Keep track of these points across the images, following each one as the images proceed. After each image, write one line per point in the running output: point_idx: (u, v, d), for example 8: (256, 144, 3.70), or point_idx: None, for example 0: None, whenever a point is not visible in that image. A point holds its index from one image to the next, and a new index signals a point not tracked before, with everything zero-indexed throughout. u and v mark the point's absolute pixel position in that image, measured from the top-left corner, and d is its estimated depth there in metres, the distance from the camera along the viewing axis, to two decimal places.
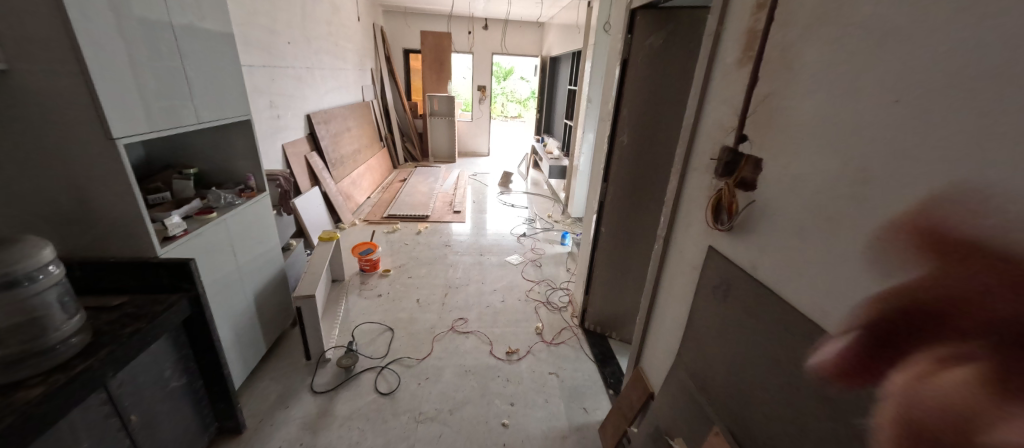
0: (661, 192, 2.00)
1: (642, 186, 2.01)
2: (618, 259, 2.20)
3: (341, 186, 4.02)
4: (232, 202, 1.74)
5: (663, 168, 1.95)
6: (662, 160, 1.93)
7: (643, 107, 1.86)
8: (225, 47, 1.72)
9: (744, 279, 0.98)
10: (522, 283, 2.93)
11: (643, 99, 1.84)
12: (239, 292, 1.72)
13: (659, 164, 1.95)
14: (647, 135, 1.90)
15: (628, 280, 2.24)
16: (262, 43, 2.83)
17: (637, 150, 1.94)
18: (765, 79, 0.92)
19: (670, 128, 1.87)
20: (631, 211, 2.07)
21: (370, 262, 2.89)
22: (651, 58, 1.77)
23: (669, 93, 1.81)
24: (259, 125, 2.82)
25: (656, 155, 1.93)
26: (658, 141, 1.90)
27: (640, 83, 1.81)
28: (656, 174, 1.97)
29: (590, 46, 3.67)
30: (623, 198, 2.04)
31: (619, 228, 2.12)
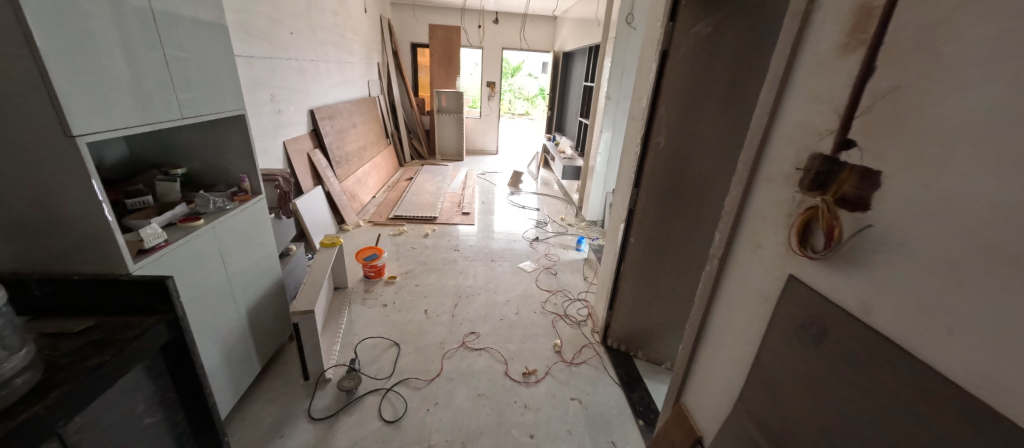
0: (700, 202, 1.77)
1: (678, 195, 1.80)
2: (648, 272, 2.00)
3: (345, 185, 3.83)
4: (222, 207, 1.55)
5: (703, 175, 1.72)
6: (702, 165, 1.70)
7: (683, 104, 1.65)
8: (217, 34, 1.52)
9: (847, 323, 0.78)
10: (537, 293, 2.72)
11: (684, 96, 1.64)
12: (228, 308, 1.54)
13: (698, 170, 1.71)
14: (687, 137, 1.68)
15: (658, 295, 2.03)
16: (263, 32, 2.64)
17: (675, 152, 1.73)
18: (887, 71, 0.71)
19: (714, 130, 1.63)
20: (664, 222, 1.87)
21: (375, 268, 2.71)
22: (694, 50, 1.57)
23: (716, 90, 1.57)
24: (259, 120, 2.64)
25: (696, 159, 1.70)
26: (700, 145, 1.67)
27: (681, 78, 1.63)
28: (693, 182, 1.74)
29: (610, 39, 3.45)
30: (656, 206, 1.84)
31: (650, 238, 1.92)
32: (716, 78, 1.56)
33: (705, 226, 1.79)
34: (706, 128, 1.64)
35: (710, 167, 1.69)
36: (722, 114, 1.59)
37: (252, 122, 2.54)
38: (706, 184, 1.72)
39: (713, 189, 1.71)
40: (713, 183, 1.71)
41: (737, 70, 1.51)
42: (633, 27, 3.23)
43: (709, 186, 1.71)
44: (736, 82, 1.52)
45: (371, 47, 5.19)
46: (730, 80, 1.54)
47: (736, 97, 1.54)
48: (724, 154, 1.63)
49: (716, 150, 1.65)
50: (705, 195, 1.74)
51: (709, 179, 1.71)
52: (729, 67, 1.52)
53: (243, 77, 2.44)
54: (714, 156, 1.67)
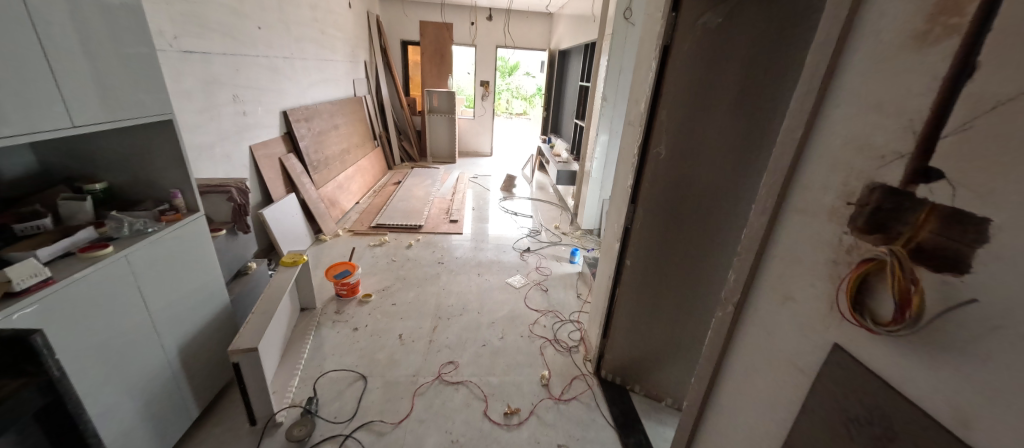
0: (706, 223, 1.54)
1: (680, 214, 1.57)
2: (646, 299, 1.77)
3: (324, 191, 3.58)
4: (143, 229, 1.33)
5: (710, 192, 1.48)
6: (709, 181, 1.47)
7: (687, 110, 1.42)
8: (126, 20, 1.25)
9: (926, 432, 0.55)
10: (525, 314, 2.49)
11: (687, 102, 1.41)
12: (149, 349, 1.32)
13: (704, 187, 1.48)
14: (692, 148, 1.45)
15: (657, 326, 1.80)
16: (224, 26, 2.40)
17: (677, 167, 1.50)
18: (999, 70, 0.48)
19: (724, 141, 1.40)
20: (665, 244, 1.63)
21: (348, 286, 2.47)
22: (700, 46, 1.33)
23: (727, 93, 1.34)
24: (219, 123, 2.39)
25: (702, 173, 1.47)
26: (708, 157, 1.44)
27: (684, 80, 1.39)
28: (698, 200, 1.51)
29: (607, 35, 3.20)
30: (655, 226, 1.62)
31: (648, 262, 1.69)
32: (728, 80, 1.33)
33: (711, 249, 1.56)
34: (715, 138, 1.40)
35: (718, 183, 1.46)
36: (733, 122, 1.36)
37: (210, 125, 2.31)
38: (712, 203, 1.49)
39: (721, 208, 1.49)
40: (721, 203, 1.48)
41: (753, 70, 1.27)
42: (631, 22, 2.99)
43: (717, 204, 1.49)
44: (751, 84, 1.29)
45: (357, 44, 4.94)
46: (744, 82, 1.30)
47: (751, 102, 1.31)
48: (735, 168, 1.41)
49: (726, 163, 1.42)
50: (711, 215, 1.51)
51: (717, 197, 1.48)
52: (742, 67, 1.29)
53: (197, 76, 2.20)
54: (723, 171, 1.44)
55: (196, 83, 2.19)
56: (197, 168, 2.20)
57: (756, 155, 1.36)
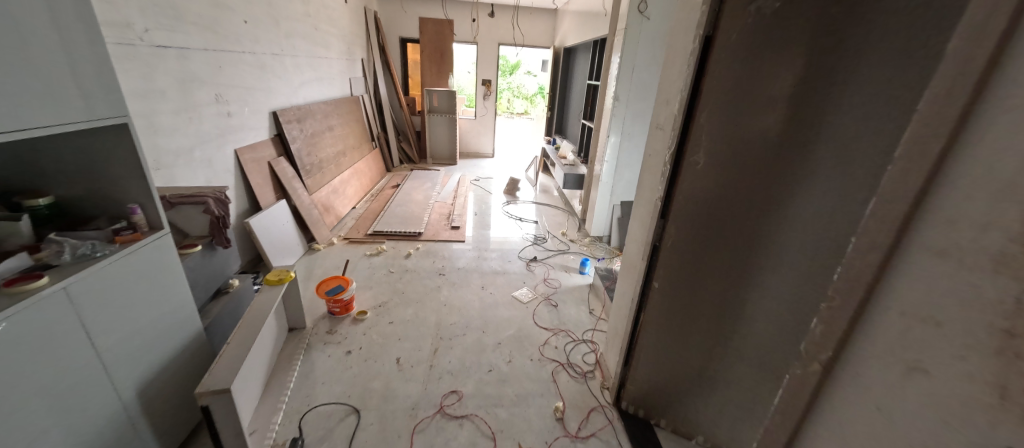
0: (744, 247, 1.32)
1: (717, 231, 1.35)
2: (674, 326, 1.56)
3: (318, 197, 3.38)
4: (90, 252, 1.13)
5: (751, 210, 1.27)
6: (750, 198, 1.25)
7: (728, 113, 1.22)
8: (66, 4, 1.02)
9: None
10: (534, 333, 2.28)
11: (729, 102, 1.21)
12: (100, 394, 1.12)
13: (743, 204, 1.27)
14: (732, 158, 1.25)
15: (687, 357, 1.57)
16: (203, 18, 2.19)
17: (717, 178, 1.29)
18: None
19: (769, 152, 1.18)
20: (698, 264, 1.42)
21: (341, 303, 2.26)
22: (745, 37, 1.13)
23: (777, 95, 1.13)
24: (199, 125, 2.19)
25: (743, 188, 1.26)
26: (748, 171, 1.23)
27: (727, 75, 1.18)
28: (736, 219, 1.30)
29: (618, 31, 3.00)
30: (688, 244, 1.41)
31: (679, 284, 1.49)
32: (779, 79, 1.11)
33: (752, 277, 1.32)
34: (760, 148, 1.19)
35: (760, 202, 1.24)
36: (784, 126, 1.14)
37: (188, 127, 2.10)
38: (752, 224, 1.27)
39: (761, 231, 1.26)
40: (767, 222, 1.24)
41: (811, 69, 1.05)
42: (646, 16, 2.79)
43: (761, 224, 1.25)
44: (807, 86, 1.07)
45: (353, 41, 4.73)
46: (799, 82, 1.08)
47: (807, 102, 1.08)
48: (782, 185, 1.18)
49: (771, 178, 1.20)
50: (750, 238, 1.29)
51: (758, 217, 1.26)
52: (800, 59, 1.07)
53: (173, 73, 2.00)
54: (771, 185, 1.20)
55: (171, 81, 1.99)
56: (173, 175, 2.00)
57: (808, 174, 1.11)
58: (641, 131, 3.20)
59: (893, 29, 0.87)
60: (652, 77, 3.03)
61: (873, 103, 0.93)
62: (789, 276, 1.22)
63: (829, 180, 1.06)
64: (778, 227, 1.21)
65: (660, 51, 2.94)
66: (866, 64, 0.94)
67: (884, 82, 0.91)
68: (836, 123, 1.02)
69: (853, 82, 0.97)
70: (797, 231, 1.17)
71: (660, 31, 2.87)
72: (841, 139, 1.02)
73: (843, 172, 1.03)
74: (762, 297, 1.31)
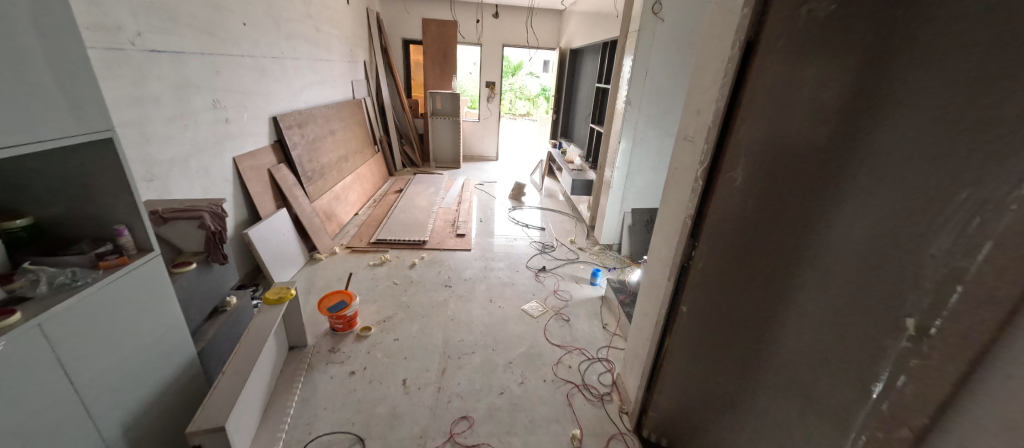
0: (769, 284, 1.16)
1: (751, 258, 1.20)
2: (704, 355, 1.42)
3: (319, 204, 3.27)
4: (70, 282, 1.02)
5: (780, 244, 1.11)
6: (779, 229, 1.11)
7: (765, 132, 1.09)
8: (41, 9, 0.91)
9: None
10: (546, 350, 2.18)
11: (771, 114, 1.07)
12: (83, 437, 1.02)
13: (772, 235, 1.13)
14: (766, 182, 1.11)
15: (715, 394, 1.41)
16: (200, 21, 2.09)
17: (755, 198, 1.15)
18: None
19: (806, 180, 1.02)
20: (730, 291, 1.28)
21: (344, 320, 2.16)
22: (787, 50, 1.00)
23: (818, 114, 0.97)
24: (195, 132, 2.09)
25: (774, 216, 1.11)
26: (781, 197, 1.09)
27: (771, 84, 1.06)
28: (764, 251, 1.16)
29: (630, 33, 2.89)
30: (723, 267, 1.28)
31: (709, 310, 1.35)
32: (822, 94, 0.95)
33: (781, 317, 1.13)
34: (794, 174, 1.04)
35: (790, 236, 1.08)
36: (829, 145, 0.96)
37: (184, 136, 2.01)
38: (781, 260, 1.11)
39: (789, 270, 1.10)
40: (804, 256, 1.05)
41: (855, 88, 0.88)
42: (660, 17, 2.69)
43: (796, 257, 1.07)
44: (850, 108, 0.90)
45: (355, 43, 4.63)
46: (840, 103, 0.92)
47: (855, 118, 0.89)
48: (815, 220, 1.01)
49: (805, 210, 1.03)
50: (777, 276, 1.14)
51: (786, 253, 1.10)
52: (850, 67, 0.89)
53: (167, 79, 1.90)
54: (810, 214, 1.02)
55: (165, 87, 1.88)
56: (167, 187, 1.90)
57: (848, 208, 0.93)
58: (654, 136, 3.09)
59: (969, 46, 0.68)
60: (666, 81, 2.92)
61: (928, 135, 0.75)
62: (813, 329, 1.03)
63: (867, 221, 0.88)
64: (807, 268, 1.04)
65: (675, 54, 2.84)
66: (921, 86, 0.76)
67: (938, 112, 0.73)
68: (881, 155, 0.84)
69: (904, 106, 0.79)
70: (828, 278, 0.98)
71: (675, 33, 2.76)
72: (887, 174, 0.83)
73: (885, 215, 0.83)
74: (783, 347, 1.13)
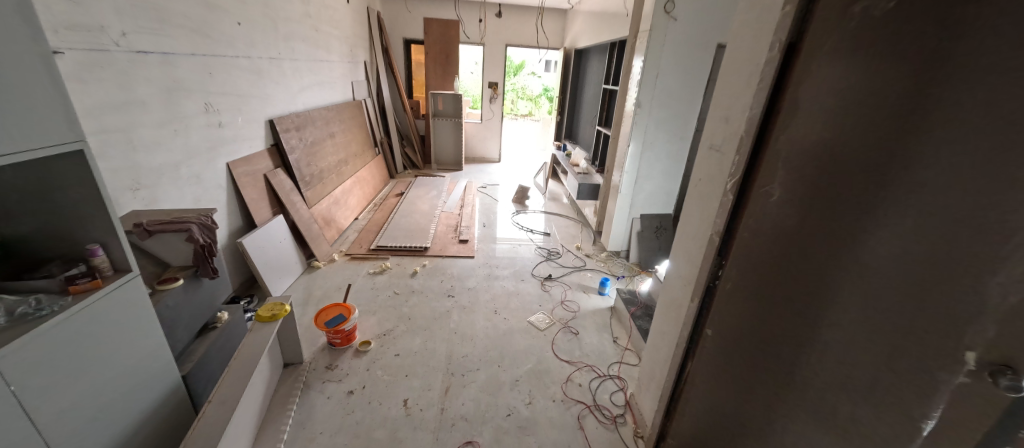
0: (788, 318, 1.01)
1: (778, 275, 1.03)
2: (718, 379, 1.26)
3: (318, 209, 3.17)
4: (37, 309, 0.92)
5: (802, 273, 0.96)
6: (802, 256, 0.96)
7: (794, 144, 0.96)
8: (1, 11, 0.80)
9: None
10: (555, 367, 2.07)
11: (811, 110, 0.92)
12: None
13: (795, 262, 0.98)
14: (792, 201, 0.98)
15: (722, 425, 1.25)
16: (192, 21, 1.99)
17: (788, 205, 0.99)
18: None
19: (833, 199, 0.87)
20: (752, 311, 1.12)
21: (342, 334, 2.05)
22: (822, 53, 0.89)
23: (862, 110, 0.79)
24: (187, 138, 1.99)
25: (798, 241, 0.97)
26: (806, 219, 0.94)
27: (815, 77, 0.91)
28: (786, 279, 1.01)
29: (641, 33, 2.78)
30: (749, 283, 1.13)
31: (730, 330, 1.20)
32: (868, 86, 0.78)
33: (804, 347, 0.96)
34: (819, 193, 0.90)
35: (814, 264, 0.93)
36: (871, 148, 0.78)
37: (175, 141, 1.91)
38: (803, 291, 0.96)
39: (812, 303, 0.94)
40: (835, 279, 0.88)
41: (896, 91, 0.73)
42: (673, 17, 2.58)
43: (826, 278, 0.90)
44: (896, 108, 0.73)
45: (355, 43, 4.52)
46: (885, 103, 0.75)
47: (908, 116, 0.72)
48: (842, 246, 0.86)
49: (831, 236, 0.88)
50: (797, 309, 0.98)
51: (808, 283, 0.95)
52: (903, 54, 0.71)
53: (157, 82, 1.80)
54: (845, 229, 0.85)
55: (155, 91, 1.78)
56: (156, 195, 1.80)
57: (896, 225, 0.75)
58: (665, 140, 2.98)
59: None
60: (678, 83, 2.81)
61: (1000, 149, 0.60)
62: (839, 374, 0.87)
63: (910, 251, 0.73)
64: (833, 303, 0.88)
65: (688, 54, 2.73)
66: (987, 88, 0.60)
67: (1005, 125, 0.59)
68: (927, 174, 0.70)
69: (956, 116, 0.65)
70: (866, 305, 0.81)
71: (688, 33, 2.66)
72: (937, 197, 0.68)
73: (932, 244, 0.69)
74: (801, 388, 0.97)
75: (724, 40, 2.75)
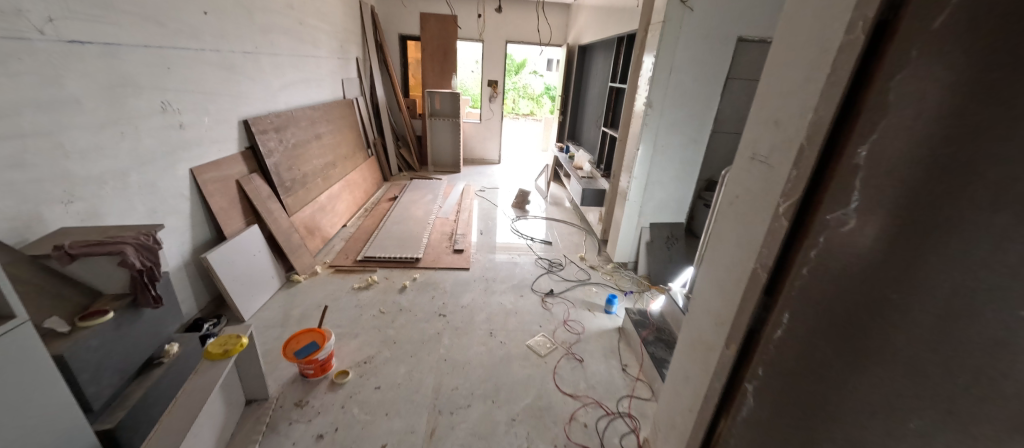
0: (843, 379, 0.73)
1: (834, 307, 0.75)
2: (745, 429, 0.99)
3: (300, 216, 2.92)
4: None
5: (872, 322, 0.68)
6: (869, 297, 0.68)
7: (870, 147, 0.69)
8: None
9: None
10: (557, 402, 1.82)
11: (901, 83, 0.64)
12: None
13: (864, 297, 0.69)
14: (867, 225, 0.69)
15: None
16: (145, 8, 1.75)
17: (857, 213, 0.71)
18: None
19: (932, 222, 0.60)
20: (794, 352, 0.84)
21: (315, 365, 1.81)
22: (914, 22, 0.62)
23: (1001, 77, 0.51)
24: (139, 141, 1.75)
25: (865, 277, 0.69)
26: (878, 248, 0.67)
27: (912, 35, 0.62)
28: (843, 328, 0.74)
29: (652, 25, 2.52)
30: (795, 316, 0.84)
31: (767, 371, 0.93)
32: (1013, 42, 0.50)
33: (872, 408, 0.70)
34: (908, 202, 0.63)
35: (892, 312, 0.65)
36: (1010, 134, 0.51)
37: (122, 146, 1.67)
38: (870, 346, 0.69)
39: (887, 363, 0.67)
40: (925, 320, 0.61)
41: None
42: (689, 6, 2.33)
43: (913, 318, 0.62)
44: None
45: (346, 38, 4.26)
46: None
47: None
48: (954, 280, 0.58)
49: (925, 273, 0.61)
50: (860, 369, 0.71)
51: (880, 336, 0.67)
52: None
53: (97, 77, 1.56)
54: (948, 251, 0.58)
55: (95, 87, 1.55)
56: (97, 208, 1.57)
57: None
58: (678, 143, 2.73)
59: None
60: (693, 80, 2.55)
61: None
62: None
63: None
64: (924, 366, 0.62)
65: (705, 49, 2.47)
66: None
67: None
68: None
69: None
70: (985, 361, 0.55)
71: (706, 25, 2.41)
72: None
73: None
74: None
75: (745, 34, 2.50)
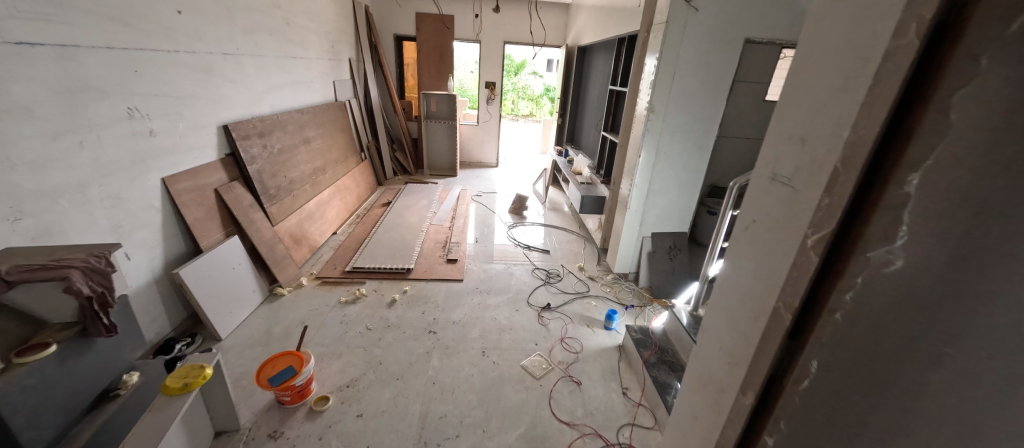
0: None
1: (854, 366, 0.60)
2: None
3: (286, 225, 2.80)
4: None
5: (901, 389, 0.54)
6: (897, 358, 0.54)
7: (906, 177, 0.55)
8: None
9: None
10: (552, 431, 1.69)
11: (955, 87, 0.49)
12: None
13: (895, 356, 0.55)
14: (900, 271, 0.54)
15: None
16: (107, 6, 1.62)
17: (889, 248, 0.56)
18: None
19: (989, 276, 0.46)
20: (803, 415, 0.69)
21: (292, 391, 1.68)
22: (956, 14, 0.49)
23: None
24: (102, 151, 1.63)
25: (896, 335, 0.54)
26: (912, 296, 0.53)
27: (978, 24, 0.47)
28: (860, 390, 0.59)
29: (654, 26, 2.40)
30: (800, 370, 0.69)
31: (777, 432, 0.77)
32: None
33: None
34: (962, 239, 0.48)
35: (931, 379, 0.51)
36: None
37: (80, 156, 1.54)
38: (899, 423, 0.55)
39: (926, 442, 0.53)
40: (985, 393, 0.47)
41: None
42: (693, 6, 2.20)
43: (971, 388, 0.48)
44: None
45: (338, 39, 4.14)
46: None
47: None
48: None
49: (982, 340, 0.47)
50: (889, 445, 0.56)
51: (911, 412, 0.54)
52: None
53: (50, 82, 1.43)
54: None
55: (46, 93, 1.42)
56: (48, 225, 1.43)
57: None
58: (681, 149, 2.60)
59: None
60: (697, 84, 2.43)
61: None
62: None
63: None
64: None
65: (710, 51, 2.35)
66: None
67: None
68: None
69: None
70: None
71: (711, 26, 2.28)
72: None
73: None
74: None
75: (752, 35, 2.37)
